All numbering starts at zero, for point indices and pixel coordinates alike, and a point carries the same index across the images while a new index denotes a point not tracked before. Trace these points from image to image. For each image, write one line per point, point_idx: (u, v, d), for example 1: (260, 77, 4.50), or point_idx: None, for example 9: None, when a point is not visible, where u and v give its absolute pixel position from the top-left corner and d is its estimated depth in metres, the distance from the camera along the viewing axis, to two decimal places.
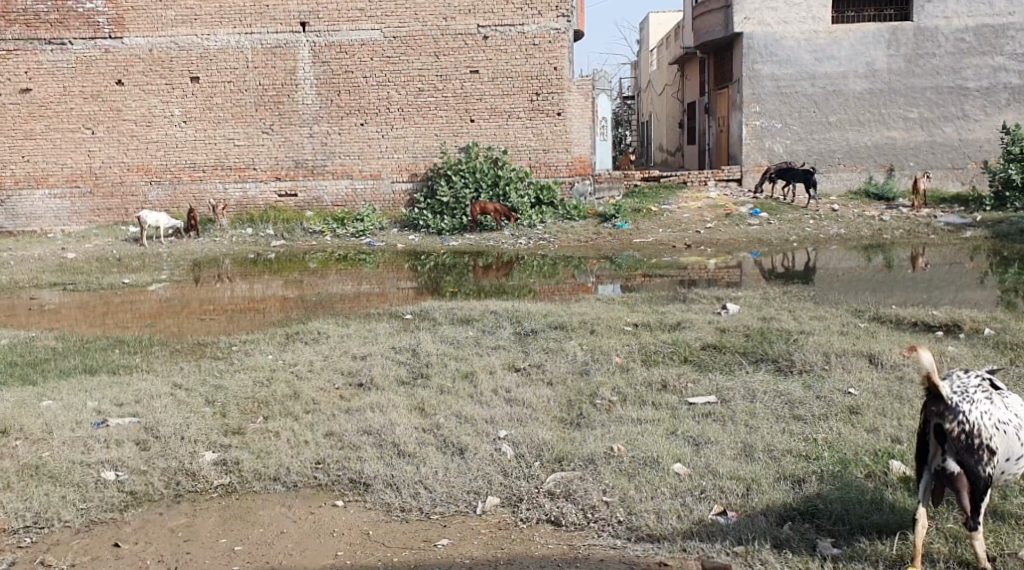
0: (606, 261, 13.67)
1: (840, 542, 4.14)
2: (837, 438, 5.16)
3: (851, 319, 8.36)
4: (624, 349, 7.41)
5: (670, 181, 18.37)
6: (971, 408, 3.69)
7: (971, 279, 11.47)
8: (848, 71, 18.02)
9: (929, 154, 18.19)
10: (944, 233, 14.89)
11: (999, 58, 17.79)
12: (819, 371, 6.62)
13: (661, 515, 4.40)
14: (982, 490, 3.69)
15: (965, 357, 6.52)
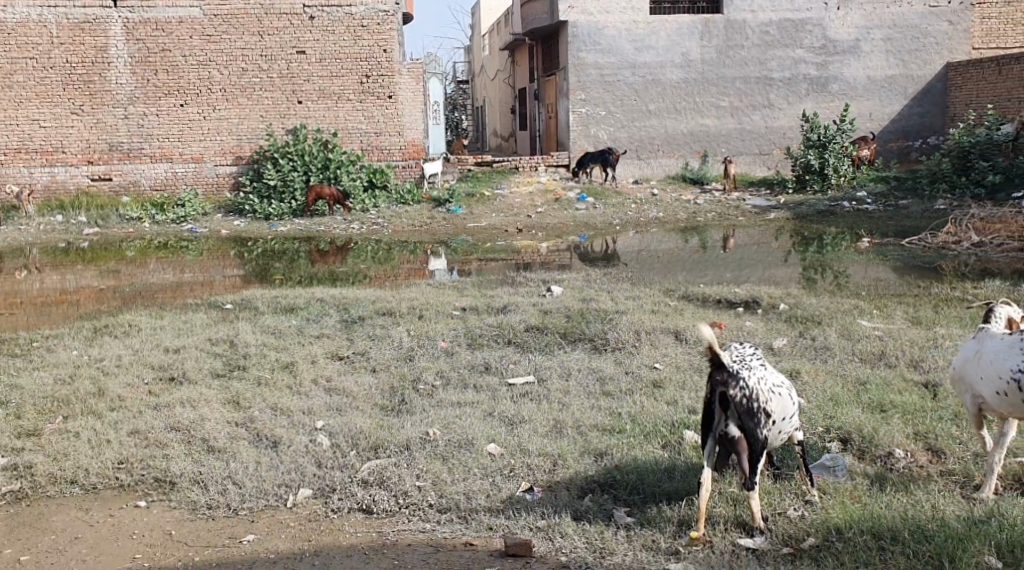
0: (440, 245, 13.72)
1: (634, 510, 4.33)
2: (641, 411, 5.41)
3: (663, 298, 8.76)
4: (449, 334, 7.47)
5: (502, 166, 18.58)
6: (750, 374, 3.97)
7: (777, 258, 12.24)
8: (666, 61, 18.77)
9: (739, 140, 19.23)
10: (752, 215, 15.81)
11: (799, 51, 18.99)
12: (631, 348, 6.91)
13: (470, 495, 4.48)
14: (759, 451, 3.96)
15: (760, 331, 6.97)
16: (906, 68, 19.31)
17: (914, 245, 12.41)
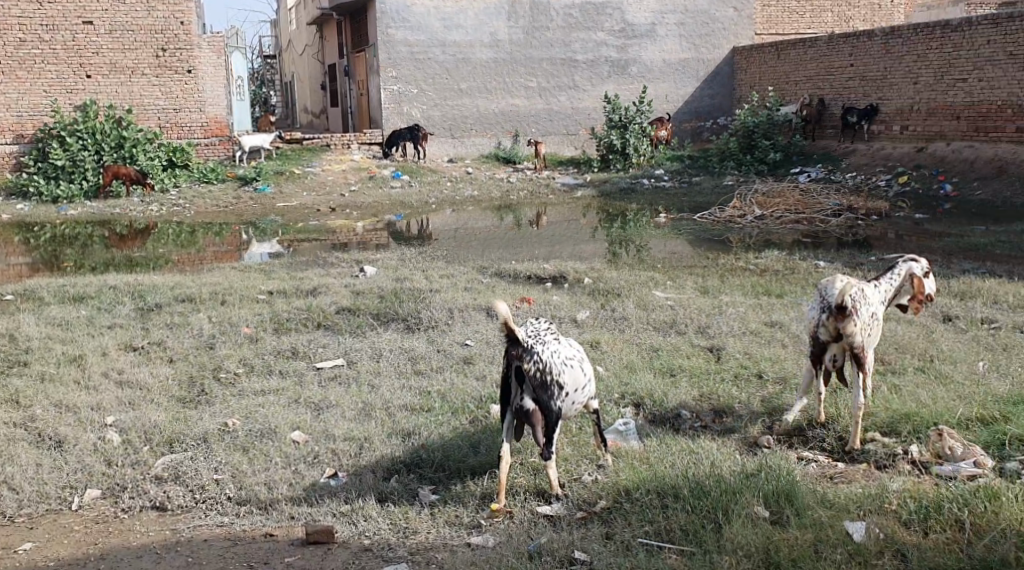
0: (248, 226, 13.24)
1: (439, 488, 4.36)
2: (448, 389, 5.44)
3: (475, 275, 8.84)
4: (254, 318, 7.22)
5: (313, 143, 17.99)
6: (543, 348, 4.07)
7: (585, 233, 12.62)
8: (475, 40, 18.92)
9: (548, 121, 19.71)
10: (561, 193, 16.20)
11: (599, 34, 19.66)
12: (442, 326, 6.92)
13: (271, 485, 4.37)
14: (554, 422, 4.08)
15: (565, 304, 7.18)
16: (698, 52, 20.51)
17: (705, 219, 13.11)
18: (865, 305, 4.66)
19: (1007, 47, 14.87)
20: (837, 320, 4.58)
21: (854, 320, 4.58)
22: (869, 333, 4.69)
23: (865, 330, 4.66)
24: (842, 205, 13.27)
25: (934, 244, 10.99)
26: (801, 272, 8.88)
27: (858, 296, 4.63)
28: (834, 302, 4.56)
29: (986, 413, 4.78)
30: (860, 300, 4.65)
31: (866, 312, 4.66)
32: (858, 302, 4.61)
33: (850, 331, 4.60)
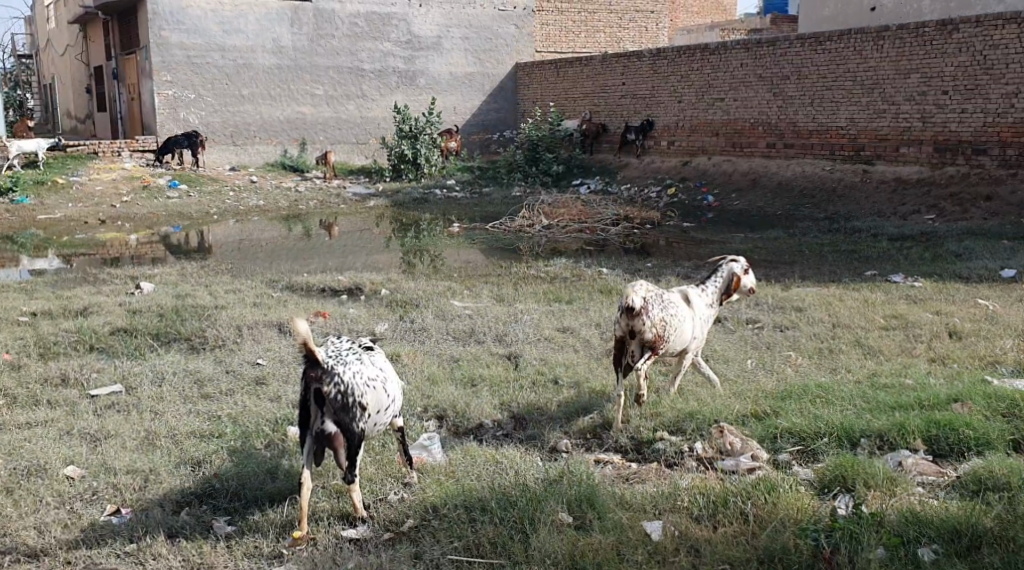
0: (5, 241, 12.07)
1: (235, 519, 4.13)
2: (240, 411, 5.18)
3: (265, 289, 8.50)
4: (16, 343, 6.57)
5: (78, 150, 16.60)
6: (345, 369, 3.96)
7: (376, 244, 12.47)
8: (257, 46, 18.37)
9: (336, 129, 19.56)
10: (351, 203, 15.94)
11: (386, 44, 19.85)
12: (230, 345, 6.57)
13: (43, 528, 3.98)
14: (357, 445, 3.97)
15: (361, 318, 7.05)
16: (483, 67, 21.27)
17: (496, 229, 13.34)
18: (658, 305, 4.99)
19: (757, 70, 16.32)
20: (630, 320, 4.92)
21: (645, 320, 4.92)
22: (667, 329, 5.03)
23: (661, 326, 4.99)
24: (620, 215, 13.93)
25: (705, 250, 11.75)
26: (587, 279, 9.20)
27: (650, 298, 4.97)
28: (624, 306, 4.91)
29: (759, 409, 5.09)
30: (653, 301, 4.98)
31: (661, 312, 5.00)
32: (650, 303, 4.95)
33: (643, 329, 4.93)
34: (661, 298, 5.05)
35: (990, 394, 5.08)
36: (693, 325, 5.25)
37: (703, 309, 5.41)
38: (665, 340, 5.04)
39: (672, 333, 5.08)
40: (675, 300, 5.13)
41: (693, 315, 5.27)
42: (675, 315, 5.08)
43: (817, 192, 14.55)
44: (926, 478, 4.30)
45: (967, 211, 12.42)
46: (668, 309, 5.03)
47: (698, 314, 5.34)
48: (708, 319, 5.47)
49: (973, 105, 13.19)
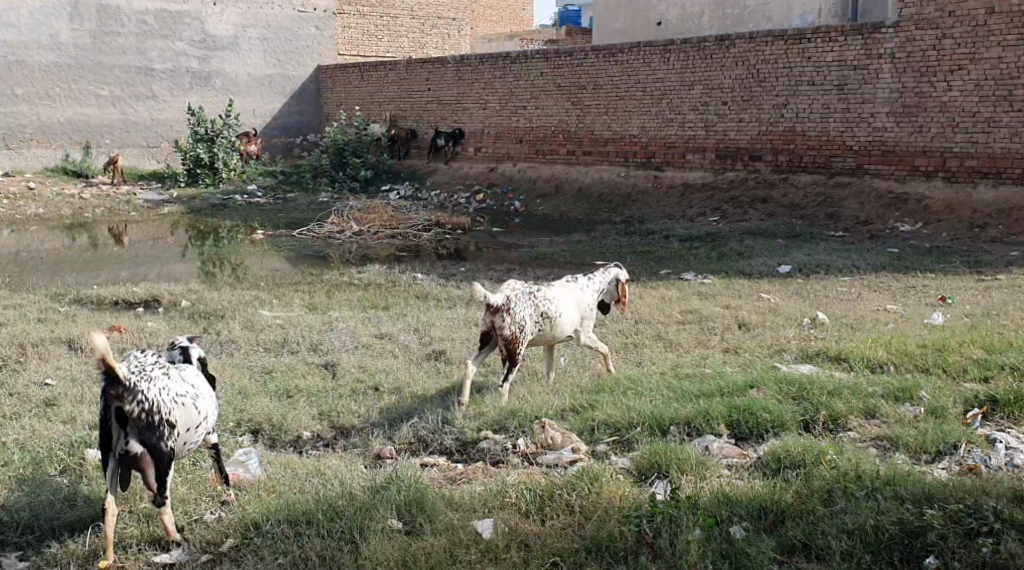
0: None
1: (28, 553, 3.77)
2: (29, 436, 4.73)
3: (50, 304, 7.85)
4: None
5: None
6: (150, 386, 3.68)
7: (173, 253, 11.81)
8: (31, 41, 17.18)
9: (124, 131, 18.38)
10: (143, 210, 15.03)
11: (179, 43, 19.03)
12: (13, 365, 5.99)
13: None
14: (166, 466, 3.71)
15: (163, 331, 6.65)
16: (283, 69, 20.73)
17: (302, 236, 12.98)
18: (519, 305, 5.22)
19: (556, 79, 16.80)
20: (489, 315, 5.16)
21: (504, 317, 5.15)
22: (527, 329, 5.26)
23: (521, 326, 5.23)
24: (430, 220, 13.86)
25: (513, 254, 11.94)
26: (400, 285, 9.12)
27: (513, 296, 5.20)
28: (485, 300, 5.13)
29: (576, 403, 5.19)
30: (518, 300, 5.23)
31: (522, 313, 5.22)
32: (511, 302, 5.18)
33: (501, 327, 5.16)
34: (525, 298, 5.27)
35: (780, 378, 5.43)
36: (557, 329, 5.49)
37: (574, 312, 5.61)
38: (522, 341, 5.26)
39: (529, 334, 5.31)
40: (544, 303, 5.37)
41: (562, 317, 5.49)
42: (537, 318, 5.32)
43: (613, 198, 15.22)
44: (730, 460, 4.50)
45: (747, 212, 13.36)
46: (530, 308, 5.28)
47: (569, 314, 5.56)
48: (578, 322, 5.68)
49: (748, 115, 14.18)
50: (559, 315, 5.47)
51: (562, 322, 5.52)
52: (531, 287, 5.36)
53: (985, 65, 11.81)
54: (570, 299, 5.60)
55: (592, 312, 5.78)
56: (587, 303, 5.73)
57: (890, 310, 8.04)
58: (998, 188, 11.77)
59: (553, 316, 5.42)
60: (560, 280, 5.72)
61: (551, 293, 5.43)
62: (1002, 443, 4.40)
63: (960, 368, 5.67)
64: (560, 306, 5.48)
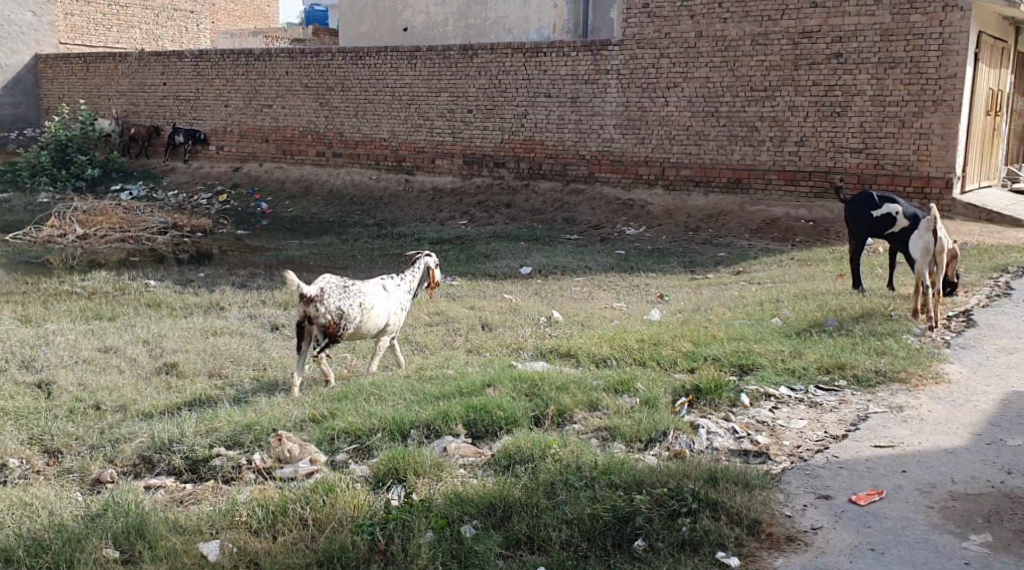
0: None
1: None
2: None
3: None
4: None
5: None
6: None
7: None
8: None
9: None
10: None
11: None
12: None
13: None
14: None
15: None
16: None
17: (17, 240, 11.88)
18: (333, 296, 5.52)
19: (302, 79, 16.99)
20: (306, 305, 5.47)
21: (318, 307, 5.46)
22: (346, 317, 5.57)
23: (339, 313, 5.53)
24: (167, 222, 13.14)
25: (257, 258, 11.60)
26: (131, 293, 8.62)
27: (326, 287, 5.52)
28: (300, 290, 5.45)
29: (316, 412, 5.08)
30: (332, 291, 5.53)
31: (339, 302, 5.54)
32: (325, 293, 5.50)
33: (315, 316, 5.47)
34: (340, 290, 5.59)
35: (514, 377, 5.65)
36: (367, 323, 5.73)
37: (382, 311, 5.85)
38: (342, 328, 5.56)
39: (346, 325, 5.59)
40: (359, 295, 5.66)
41: (373, 313, 5.75)
42: (355, 310, 5.60)
43: (364, 200, 15.62)
44: (466, 459, 4.52)
45: (493, 216, 14.10)
46: (350, 298, 5.59)
47: (381, 309, 5.82)
48: (388, 319, 5.94)
49: (492, 123, 15.05)
50: (372, 311, 5.75)
51: (370, 321, 5.75)
52: (346, 280, 5.68)
53: (695, 83, 13.14)
54: (382, 296, 5.88)
55: (404, 309, 6.08)
56: (396, 303, 6.01)
57: (617, 308, 8.61)
58: (708, 195, 13.19)
59: (365, 310, 5.67)
60: (380, 280, 6.02)
61: (365, 287, 5.73)
62: (704, 428, 4.83)
63: (671, 360, 6.19)
64: (372, 300, 5.74)
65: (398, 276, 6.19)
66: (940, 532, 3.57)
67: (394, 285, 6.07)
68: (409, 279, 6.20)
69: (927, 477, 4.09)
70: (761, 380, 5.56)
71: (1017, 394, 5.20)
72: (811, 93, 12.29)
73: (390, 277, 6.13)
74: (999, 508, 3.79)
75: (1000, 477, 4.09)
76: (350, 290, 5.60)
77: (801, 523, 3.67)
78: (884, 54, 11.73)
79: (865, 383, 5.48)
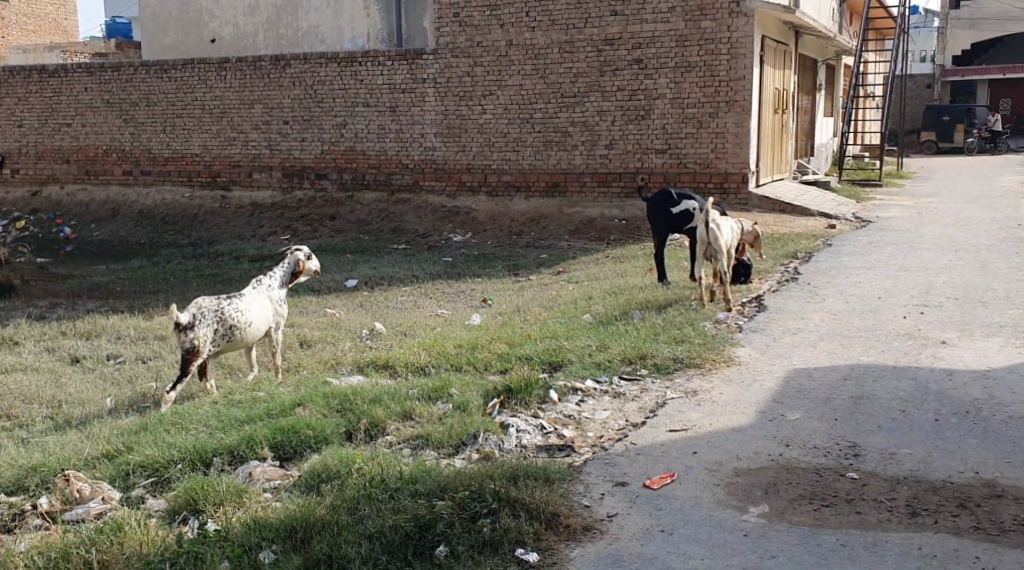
0: None
1: None
2: None
3: None
4: None
5: None
6: None
7: None
8: None
9: None
10: None
11: None
12: None
13: None
14: None
15: None
16: None
17: None
18: (204, 322, 5.69)
19: (102, 96, 16.16)
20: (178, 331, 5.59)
21: (188, 334, 5.60)
22: (211, 342, 5.75)
23: (206, 340, 5.71)
24: None
25: (60, 287, 10.90)
26: None
27: (199, 314, 5.67)
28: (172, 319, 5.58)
29: (110, 448, 4.82)
30: (204, 318, 5.70)
31: (208, 328, 5.72)
32: (196, 319, 5.65)
33: (184, 341, 5.60)
34: (212, 314, 5.76)
35: (326, 394, 5.45)
36: (247, 336, 6.03)
37: (260, 318, 6.15)
38: (201, 354, 5.70)
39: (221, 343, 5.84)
40: (232, 314, 5.87)
41: (250, 325, 6.04)
42: (225, 331, 5.83)
43: (177, 219, 15.07)
44: (272, 482, 4.42)
45: (316, 230, 13.89)
46: (220, 321, 5.78)
47: (256, 321, 6.11)
48: (266, 327, 6.25)
49: (310, 134, 14.85)
50: (249, 321, 6.03)
51: (250, 331, 6.04)
52: (220, 302, 5.85)
53: (509, 91, 13.38)
54: (258, 306, 6.15)
55: (280, 311, 6.41)
56: (272, 306, 6.32)
57: (439, 315, 8.62)
58: (529, 200, 13.49)
59: (241, 325, 5.93)
60: (252, 289, 6.26)
61: (239, 301, 5.96)
62: (513, 426, 4.88)
63: (486, 362, 6.16)
64: (248, 315, 6.00)
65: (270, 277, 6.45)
66: (723, 507, 3.88)
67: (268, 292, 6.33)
68: (281, 277, 6.51)
69: (714, 456, 4.38)
70: (569, 374, 5.68)
71: (798, 371, 5.61)
72: (617, 98, 12.76)
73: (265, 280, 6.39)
74: (775, 479, 4.12)
75: (779, 449, 4.42)
76: (220, 313, 5.78)
77: (597, 511, 3.87)
78: (680, 59, 12.32)
79: (664, 370, 5.75)
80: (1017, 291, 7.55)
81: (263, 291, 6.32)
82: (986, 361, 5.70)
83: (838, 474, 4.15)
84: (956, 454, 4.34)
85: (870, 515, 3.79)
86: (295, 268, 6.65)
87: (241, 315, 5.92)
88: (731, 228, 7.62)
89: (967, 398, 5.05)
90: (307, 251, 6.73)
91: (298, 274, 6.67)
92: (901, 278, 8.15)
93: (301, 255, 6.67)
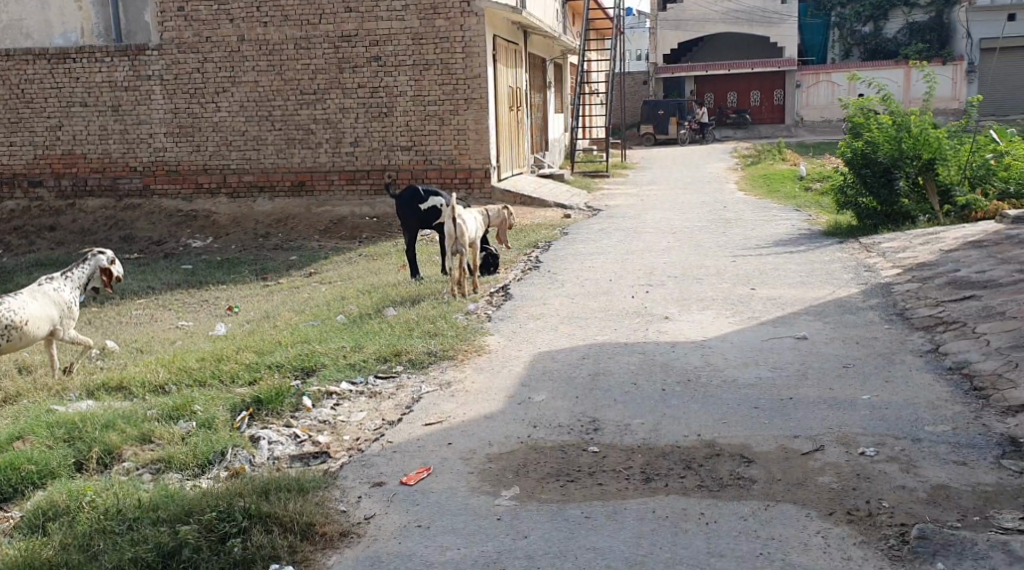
0: None
1: None
2: None
3: None
4: None
5: None
6: None
7: None
8: None
9: None
10: None
11: None
12: None
13: None
14: None
15: None
16: None
17: None
18: None
19: None
20: None
21: None
22: None
23: None
24: None
25: None
26: None
27: None
28: None
29: None
30: None
31: None
32: None
33: None
34: None
35: (51, 424, 4.98)
36: (28, 334, 6.05)
37: (44, 316, 6.19)
38: None
39: None
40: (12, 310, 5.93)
41: (31, 321, 6.07)
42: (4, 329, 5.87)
43: None
44: None
45: (35, 242, 12.74)
46: None
47: (39, 318, 6.15)
48: (51, 325, 6.27)
49: (20, 138, 13.60)
50: (31, 318, 6.06)
51: (32, 328, 6.07)
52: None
53: (244, 88, 12.86)
54: (40, 303, 6.19)
55: (70, 311, 6.45)
56: (59, 305, 6.36)
57: (180, 327, 8.14)
58: (274, 200, 13.10)
59: (19, 323, 5.97)
60: (37, 288, 6.30)
61: (15, 300, 5.99)
62: (264, 439, 4.68)
63: (231, 375, 5.83)
64: (25, 312, 6.02)
65: (63, 277, 6.50)
66: (477, 495, 3.95)
67: (56, 290, 6.37)
68: (75, 278, 6.54)
69: (468, 445, 4.46)
70: (322, 379, 5.52)
71: (542, 354, 5.84)
72: (357, 95, 12.63)
73: (55, 280, 6.43)
74: (525, 460, 4.26)
75: (527, 431, 4.58)
76: None
77: (355, 515, 3.84)
78: (417, 56, 12.40)
79: (418, 365, 5.76)
80: (726, 267, 8.29)
81: (51, 290, 6.35)
82: (703, 332, 6.21)
83: (581, 449, 4.36)
84: (682, 419, 4.70)
85: (611, 485, 4.01)
86: (92, 270, 6.71)
87: (20, 311, 5.97)
88: (476, 219, 7.73)
89: (689, 366, 5.49)
90: (110, 256, 6.84)
91: (103, 278, 6.77)
92: (629, 261, 8.70)
93: (102, 259, 6.75)
